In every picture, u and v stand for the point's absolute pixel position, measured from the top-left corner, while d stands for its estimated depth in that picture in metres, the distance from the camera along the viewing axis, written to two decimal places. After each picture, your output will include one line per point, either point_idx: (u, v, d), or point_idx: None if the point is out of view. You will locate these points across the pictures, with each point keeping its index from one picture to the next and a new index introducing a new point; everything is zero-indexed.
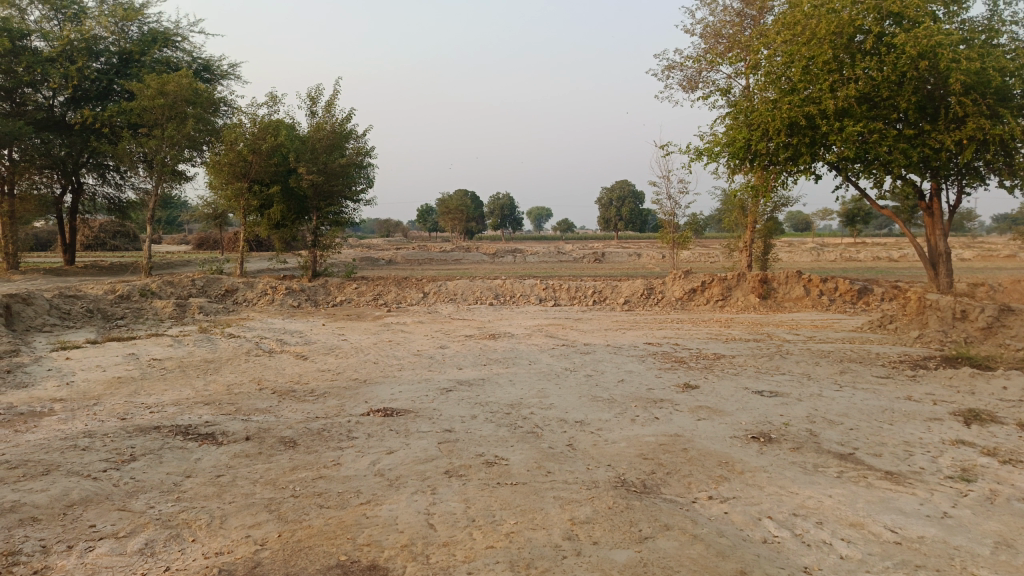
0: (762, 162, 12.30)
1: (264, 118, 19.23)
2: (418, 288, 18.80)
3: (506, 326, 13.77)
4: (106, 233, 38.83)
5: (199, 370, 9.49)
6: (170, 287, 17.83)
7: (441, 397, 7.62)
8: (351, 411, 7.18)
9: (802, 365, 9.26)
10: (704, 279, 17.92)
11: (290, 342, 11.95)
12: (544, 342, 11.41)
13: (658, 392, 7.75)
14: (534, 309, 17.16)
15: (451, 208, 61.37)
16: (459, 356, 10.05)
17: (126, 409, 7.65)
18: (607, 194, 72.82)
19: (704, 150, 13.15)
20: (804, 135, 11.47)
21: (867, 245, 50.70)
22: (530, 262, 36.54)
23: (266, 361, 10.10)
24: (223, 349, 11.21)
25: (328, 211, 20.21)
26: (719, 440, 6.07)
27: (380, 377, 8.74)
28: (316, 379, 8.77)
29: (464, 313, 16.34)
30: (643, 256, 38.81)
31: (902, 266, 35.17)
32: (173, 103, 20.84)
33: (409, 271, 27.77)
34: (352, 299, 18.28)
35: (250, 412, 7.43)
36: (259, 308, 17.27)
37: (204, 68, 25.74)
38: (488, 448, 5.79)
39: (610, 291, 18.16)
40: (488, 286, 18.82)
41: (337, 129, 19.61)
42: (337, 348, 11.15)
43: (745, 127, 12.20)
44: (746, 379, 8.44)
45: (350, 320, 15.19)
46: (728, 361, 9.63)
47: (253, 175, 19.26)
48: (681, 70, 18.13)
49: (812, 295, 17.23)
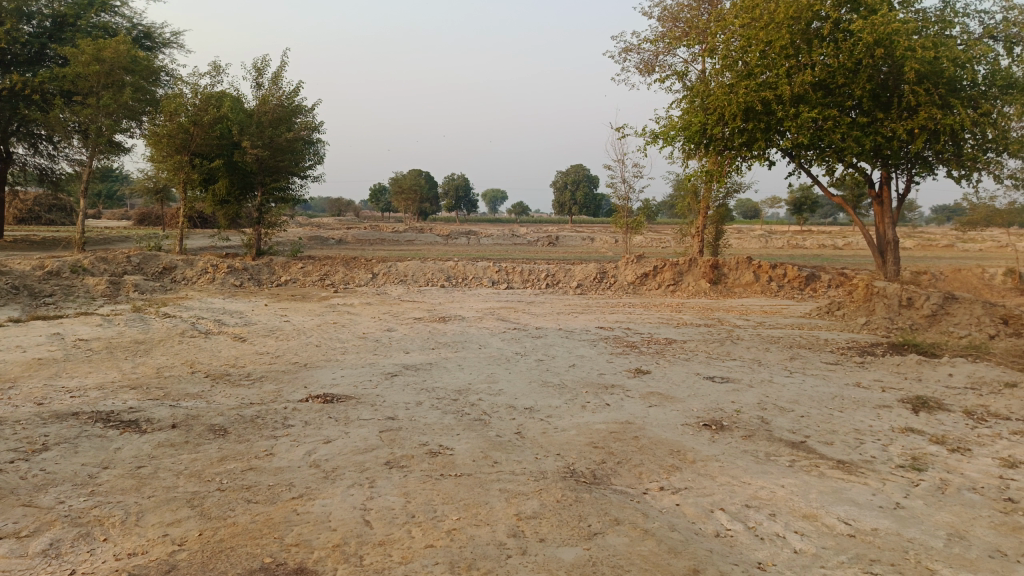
0: (716, 147, 12.15)
1: (207, 88, 18.38)
2: (367, 269, 18.33)
3: (457, 308, 13.47)
4: (40, 206, 37.03)
5: (129, 352, 8.95)
6: (104, 264, 16.98)
7: (385, 382, 7.29)
8: (289, 397, 6.81)
9: (753, 351, 9.21)
10: (656, 264, 17.88)
11: (229, 323, 11.43)
12: (495, 325, 11.15)
13: (610, 378, 7.56)
14: (486, 292, 16.88)
15: (404, 188, 60.47)
16: (406, 339, 9.71)
17: (44, 393, 7.12)
18: (562, 177, 72.79)
19: (659, 134, 12.96)
20: (759, 121, 11.36)
21: (814, 233, 51.84)
22: (483, 244, 36.19)
23: (201, 343, 9.58)
24: (156, 329, 10.62)
25: (274, 188, 19.51)
26: (670, 428, 5.91)
27: (322, 361, 8.36)
28: (254, 362, 8.34)
29: (415, 295, 15.96)
30: (597, 240, 38.86)
31: (846, 254, 35.98)
32: (110, 70, 19.79)
33: (359, 252, 27.18)
34: (298, 279, 17.70)
35: (179, 397, 6.98)
36: (199, 287, 16.56)
37: (144, 35, 24.49)
38: (432, 437, 5.50)
39: (563, 275, 18.00)
40: (439, 268, 18.45)
41: (284, 102, 18.90)
42: (278, 329, 10.68)
43: (701, 111, 12.04)
44: (698, 365, 8.34)
45: (295, 301, 14.67)
46: (680, 346, 9.52)
47: (194, 148, 18.41)
48: (638, 52, 17.95)
49: (762, 281, 17.36)
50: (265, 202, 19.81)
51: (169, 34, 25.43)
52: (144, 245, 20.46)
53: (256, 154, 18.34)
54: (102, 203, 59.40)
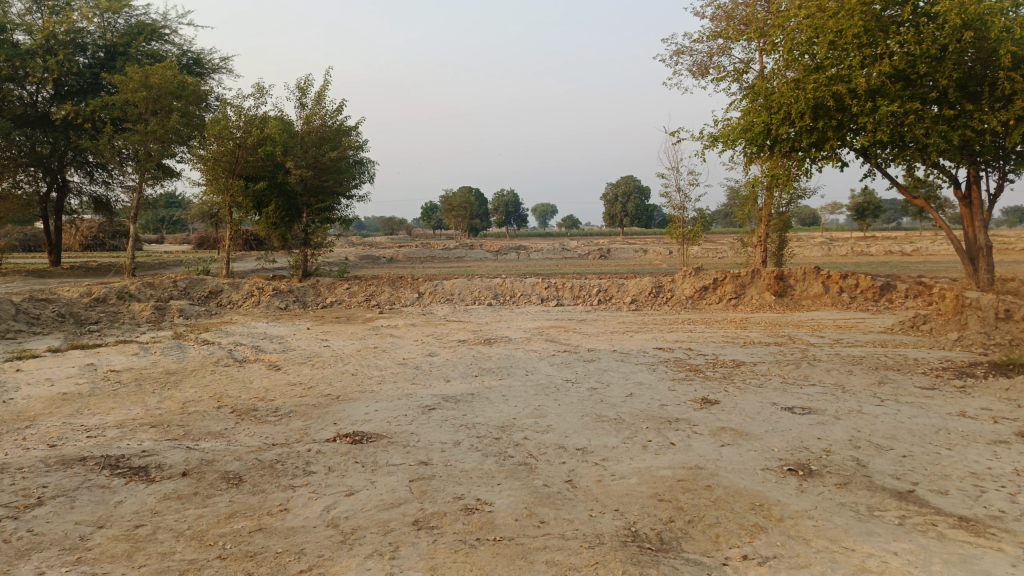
0: (783, 149, 11.13)
1: (250, 110, 18.19)
2: (413, 288, 17.80)
3: (504, 329, 12.75)
4: (104, 233, 37.98)
5: (158, 385, 8.48)
6: (150, 289, 16.85)
7: (422, 417, 6.58)
8: (315, 436, 6.16)
9: (834, 374, 8.21)
10: (716, 276, 16.87)
11: (266, 349, 10.93)
12: (544, 347, 10.38)
13: (673, 410, 6.69)
14: (535, 309, 16.14)
15: (454, 205, 60.27)
16: (448, 365, 9.01)
17: (60, 432, 6.64)
18: (612, 189, 71.68)
19: (718, 137, 12.01)
20: (830, 118, 10.34)
21: (877, 239, 49.51)
22: (533, 259, 35.49)
23: (233, 373, 9.06)
24: (191, 359, 10.18)
25: (319, 209, 19.20)
26: (749, 475, 5.04)
27: (357, 392, 7.72)
28: (284, 395, 7.74)
29: (461, 315, 15.31)
30: (651, 253, 37.74)
31: (916, 260, 34.12)
32: (157, 96, 19.91)
33: (407, 270, 26.80)
34: (343, 301, 17.26)
35: (199, 437, 6.40)
36: (243, 311, 16.26)
37: (194, 61, 24.72)
38: (469, 489, 4.76)
39: (617, 290, 17.12)
40: (486, 285, 17.79)
41: (328, 122, 18.62)
42: (316, 356, 10.13)
43: (764, 111, 11.06)
44: (772, 392, 7.39)
45: (338, 324, 14.17)
46: (749, 369, 8.57)
47: (240, 171, 18.19)
48: (690, 54, 17.07)
49: (832, 292, 16.22)
50: (311, 223, 19.45)
51: (218, 60, 25.64)
52: (193, 269, 20.39)
53: (299, 175, 18.06)
54: (163, 228, 60.92)
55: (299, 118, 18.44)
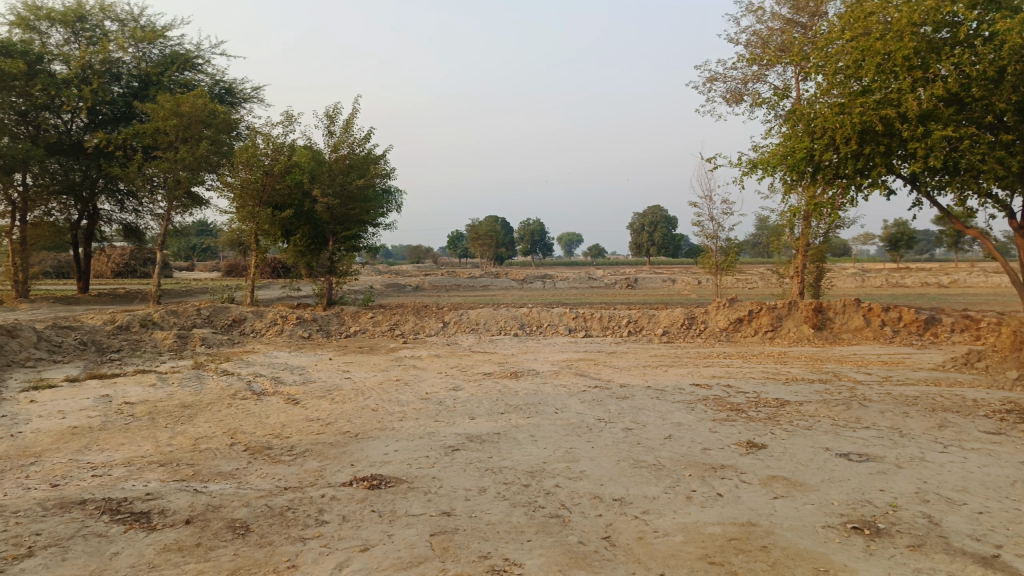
0: (826, 176, 10.61)
1: (278, 138, 18.11)
2: (438, 318, 17.43)
3: (532, 361, 12.29)
4: (135, 259, 38.33)
5: (171, 419, 8.14)
6: (174, 317, 16.67)
7: (445, 459, 6.12)
8: (330, 479, 5.73)
9: (890, 416, 7.61)
10: (751, 308, 16.27)
11: (286, 381, 10.58)
12: (574, 382, 9.89)
13: (717, 455, 6.17)
14: (563, 341, 15.66)
15: (481, 234, 60.15)
16: (473, 400, 8.56)
17: (65, 470, 6.29)
18: (639, 219, 71.23)
19: (757, 163, 11.53)
20: (877, 144, 9.82)
21: (912, 270, 48.38)
22: (559, 288, 35.08)
23: (250, 406, 8.70)
24: (208, 391, 9.84)
25: (345, 238, 18.98)
26: (809, 534, 4.50)
27: (376, 430, 7.29)
28: (300, 432, 7.33)
29: (487, 346, 14.88)
30: (679, 282, 37.12)
31: (954, 292, 33.19)
32: (187, 124, 20.00)
33: (433, 299, 26.51)
34: (367, 330, 16.93)
35: (208, 478, 6.01)
36: (266, 340, 15.99)
37: (226, 91, 24.94)
38: (496, 546, 4.28)
39: (647, 321, 16.59)
40: (512, 315, 17.36)
41: (355, 150, 18.48)
42: (336, 389, 9.74)
43: (806, 136, 10.57)
44: (823, 437, 6.82)
45: (361, 354, 13.80)
46: (795, 409, 8.00)
47: (267, 198, 18.07)
48: (724, 81, 16.70)
49: (874, 326, 15.55)
50: (337, 251, 19.22)
51: (250, 89, 25.84)
52: (217, 297, 20.25)
53: (326, 203, 17.89)
54: (193, 255, 61.65)
55: (327, 146, 18.31)
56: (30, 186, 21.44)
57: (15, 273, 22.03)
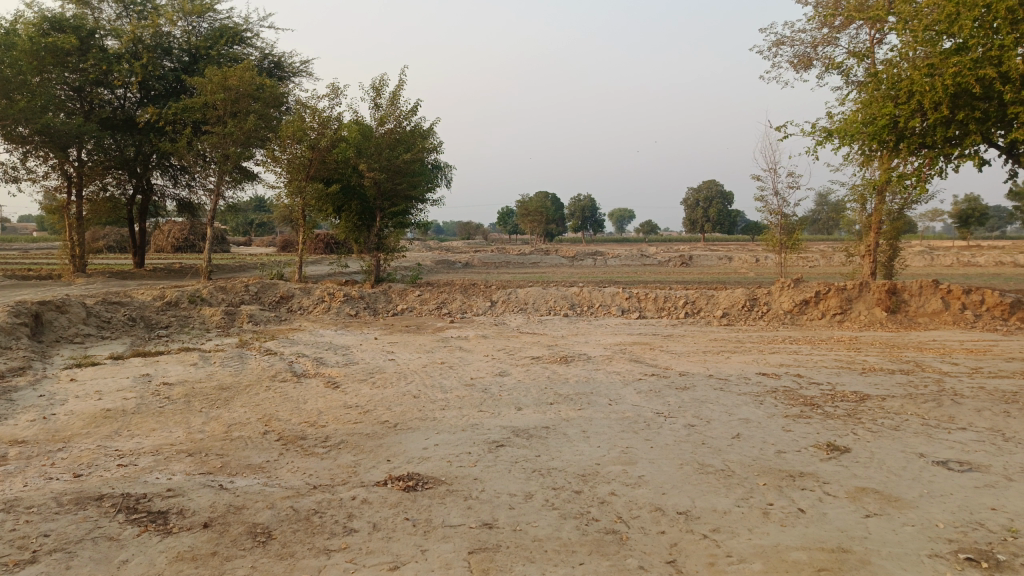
0: (912, 145, 9.55)
1: (325, 112, 17.72)
2: (486, 296, 16.90)
3: (582, 344, 11.65)
4: (192, 234, 38.87)
5: (207, 402, 7.82)
6: (221, 294, 16.55)
7: (488, 457, 5.59)
8: (363, 478, 5.25)
9: (988, 415, 6.75)
10: (818, 289, 15.30)
11: (328, 362, 10.20)
12: (629, 369, 9.21)
13: (794, 461, 5.48)
14: (616, 322, 14.96)
15: (530, 210, 59.39)
16: (520, 388, 7.98)
17: (91, 458, 5.98)
18: (693, 194, 69.38)
19: (833, 132, 10.52)
20: (973, 109, 8.75)
21: (982, 248, 45.84)
22: (610, 266, 34.21)
23: (288, 390, 8.31)
24: (248, 372, 9.53)
25: (393, 214, 18.54)
26: (913, 566, 3.80)
27: (416, 420, 6.79)
28: (337, 420, 6.88)
29: (535, 326, 14.29)
30: (735, 260, 35.84)
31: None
32: (236, 98, 19.83)
33: (482, 277, 26.03)
34: (414, 308, 16.52)
35: (236, 472, 5.61)
36: (312, 318, 15.72)
37: (275, 65, 24.72)
38: (543, 570, 3.73)
39: (705, 302, 15.75)
40: (562, 295, 16.71)
41: (402, 124, 17.98)
42: (377, 372, 9.30)
43: (889, 101, 9.49)
44: (914, 440, 6.04)
45: (406, 334, 13.38)
46: (877, 406, 7.21)
47: (314, 172, 17.73)
48: (791, 45, 15.58)
49: (953, 310, 14.44)
50: (384, 227, 18.79)
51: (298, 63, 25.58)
52: (266, 273, 20.11)
53: (372, 178, 17.45)
54: (248, 231, 62.52)
55: (373, 119, 17.83)
56: (85, 161, 21.60)
57: (72, 248, 22.27)
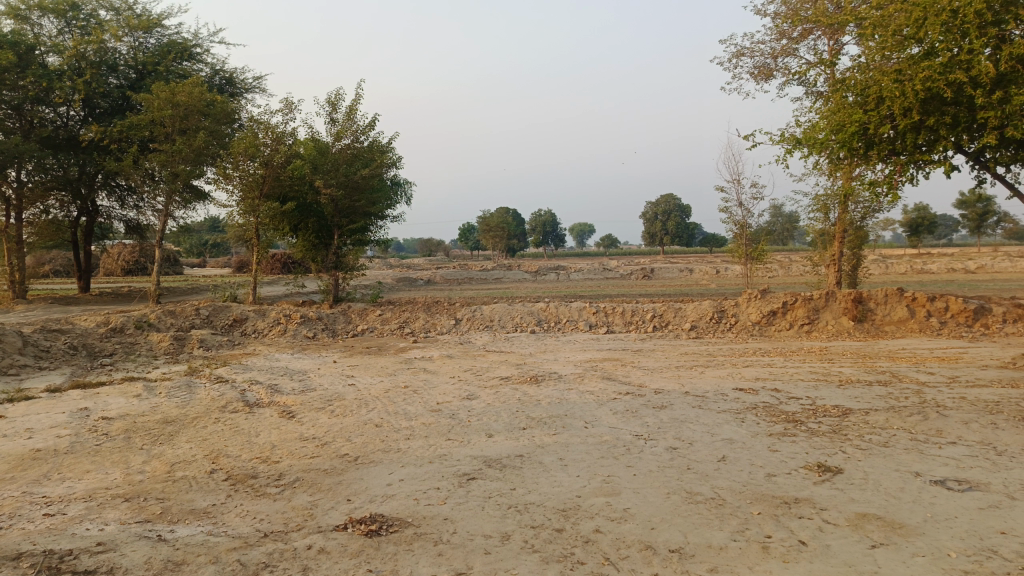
0: (881, 152, 9.43)
1: (278, 127, 17.10)
2: (449, 314, 16.42)
3: (552, 362, 11.24)
4: (144, 257, 37.56)
5: (150, 438, 7.20)
6: (171, 318, 15.76)
7: (459, 492, 5.13)
8: (321, 522, 4.74)
9: (976, 428, 6.51)
10: (785, 299, 15.19)
11: (284, 389, 9.61)
12: (602, 387, 8.82)
13: (786, 485, 5.13)
14: (584, 338, 14.60)
15: (492, 225, 59.07)
16: (490, 412, 7.53)
17: (13, 507, 5.35)
18: (652, 207, 69.87)
19: (802, 140, 10.40)
20: (943, 114, 8.64)
21: (931, 255, 46.97)
22: (573, 280, 34.00)
23: (240, 422, 7.72)
24: (197, 402, 8.89)
25: (351, 231, 17.95)
26: None
27: (379, 452, 6.28)
28: (292, 455, 6.34)
29: (502, 344, 13.86)
30: (697, 272, 35.98)
31: (982, 278, 31.93)
32: (184, 115, 19.13)
33: (445, 294, 25.53)
34: (374, 328, 15.94)
35: (178, 519, 5.05)
36: (268, 341, 15.05)
37: (227, 81, 24.01)
38: None
39: (673, 315, 15.52)
40: (528, 311, 16.32)
41: (360, 139, 17.47)
42: (337, 399, 8.74)
43: (857, 107, 9.37)
44: (906, 457, 5.74)
45: (367, 356, 12.81)
46: (861, 421, 6.93)
47: (268, 190, 17.06)
48: (751, 56, 15.57)
49: (919, 317, 14.45)
50: (343, 245, 18.20)
51: (251, 80, 24.91)
52: (219, 295, 19.31)
53: (329, 194, 16.86)
54: (203, 251, 60.94)
55: (330, 133, 17.29)
56: (25, 182, 20.60)
57: (12, 273, 21.15)
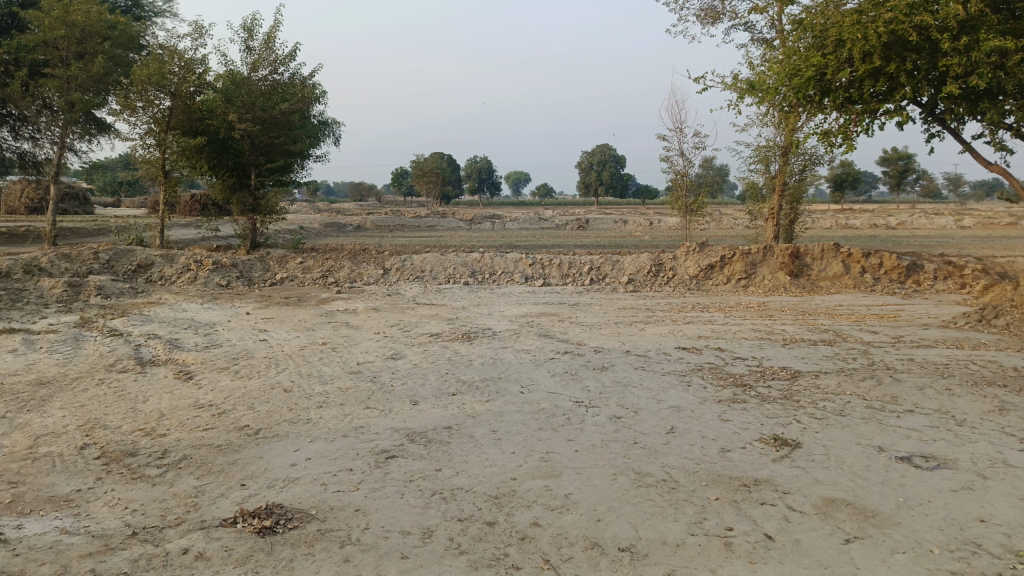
0: (837, 100, 8.90)
1: (187, 53, 15.51)
2: (377, 263, 15.44)
3: (485, 317, 10.53)
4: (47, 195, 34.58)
5: (16, 405, 6.15)
6: (66, 261, 14.25)
7: (376, 475, 4.40)
8: (206, 515, 3.95)
9: (931, 394, 6.17)
10: (723, 253, 14.86)
11: (187, 345, 8.59)
12: (539, 346, 8.19)
13: (744, 462, 4.62)
14: (519, 290, 13.94)
15: (426, 170, 57.33)
16: (416, 375, 6.81)
17: None
18: (587, 157, 69.32)
19: (757, 84, 9.81)
20: (905, 60, 8.15)
21: (854, 211, 48.10)
22: (508, 230, 33.21)
23: (128, 384, 6.75)
24: (82, 360, 7.79)
25: (270, 170, 16.57)
26: None
27: (285, 424, 5.47)
28: (183, 426, 5.46)
29: (433, 297, 13.05)
30: (631, 223, 35.74)
31: (904, 234, 32.74)
32: (81, 36, 17.18)
33: (375, 241, 24.33)
34: (295, 277, 14.86)
35: (29, 509, 4.15)
36: (176, 289, 13.79)
37: (133, 3, 21.80)
38: None
39: (611, 268, 15.03)
40: (461, 261, 15.50)
41: (278, 70, 16.09)
42: (244, 357, 7.83)
43: (815, 50, 8.79)
44: (864, 428, 5.33)
45: (285, 307, 11.81)
46: (812, 385, 6.52)
47: (175, 124, 15.50)
48: None
49: (853, 273, 14.37)
50: (262, 186, 16.79)
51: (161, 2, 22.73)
52: (124, 238, 17.70)
53: (244, 129, 15.41)
54: (117, 191, 57.14)
55: (245, 62, 15.78)
56: None
57: None
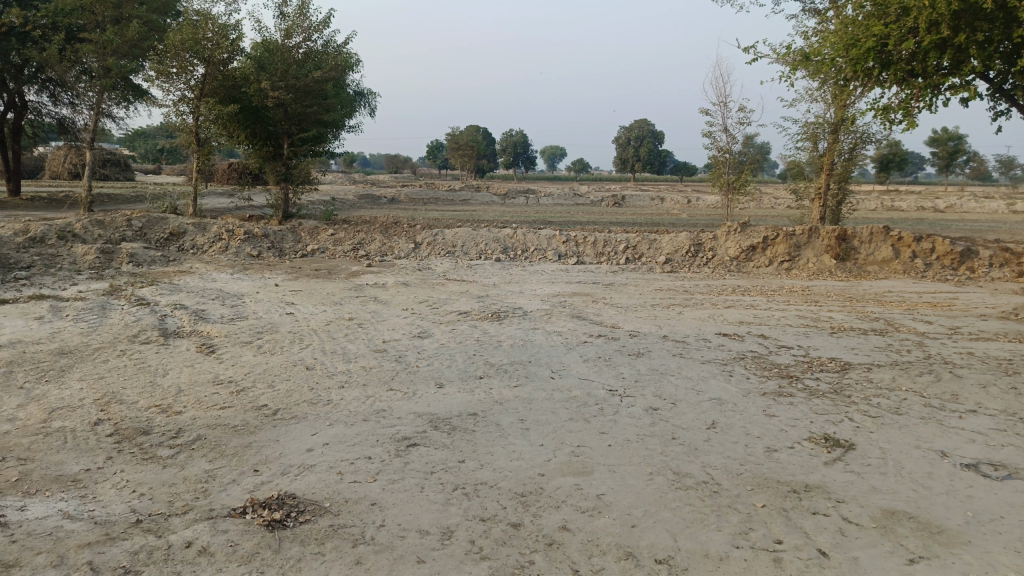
0: (898, 73, 8.30)
1: (221, 19, 15.29)
2: (408, 237, 15.18)
3: (517, 296, 10.21)
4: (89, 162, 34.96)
5: (34, 375, 6.01)
6: (100, 228, 14.24)
7: (396, 465, 4.13)
8: (215, 503, 3.73)
9: (995, 393, 5.69)
10: (766, 233, 14.28)
11: (212, 316, 8.43)
12: (571, 328, 7.84)
13: (793, 464, 4.25)
14: (552, 268, 13.57)
15: (461, 143, 56.90)
16: (442, 356, 6.53)
17: None
18: (624, 133, 68.15)
19: (811, 54, 9.21)
20: (975, 30, 7.53)
21: (900, 193, 46.46)
22: (541, 205, 32.70)
23: (149, 356, 6.59)
24: (106, 330, 7.66)
25: (303, 139, 16.26)
26: None
27: (304, 404, 5.24)
28: (200, 404, 5.27)
29: (463, 272, 12.76)
30: (667, 201, 34.98)
31: (952, 217, 31.51)
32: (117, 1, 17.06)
33: (407, 213, 24.10)
34: (326, 249, 14.69)
35: (35, 489, 3.97)
36: (207, 259, 13.71)
37: None
38: None
39: (647, 247, 14.56)
40: (493, 237, 15.17)
41: (312, 37, 15.75)
42: (268, 331, 7.63)
43: (875, 18, 8.17)
44: (924, 429, 4.91)
45: (314, 280, 11.62)
46: (864, 379, 6.09)
47: (208, 91, 15.32)
48: None
49: (903, 258, 13.71)
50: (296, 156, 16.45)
51: None
52: (157, 205, 17.69)
53: (276, 98, 15.17)
54: (158, 158, 57.79)
55: (279, 28, 15.49)
56: None
57: None
